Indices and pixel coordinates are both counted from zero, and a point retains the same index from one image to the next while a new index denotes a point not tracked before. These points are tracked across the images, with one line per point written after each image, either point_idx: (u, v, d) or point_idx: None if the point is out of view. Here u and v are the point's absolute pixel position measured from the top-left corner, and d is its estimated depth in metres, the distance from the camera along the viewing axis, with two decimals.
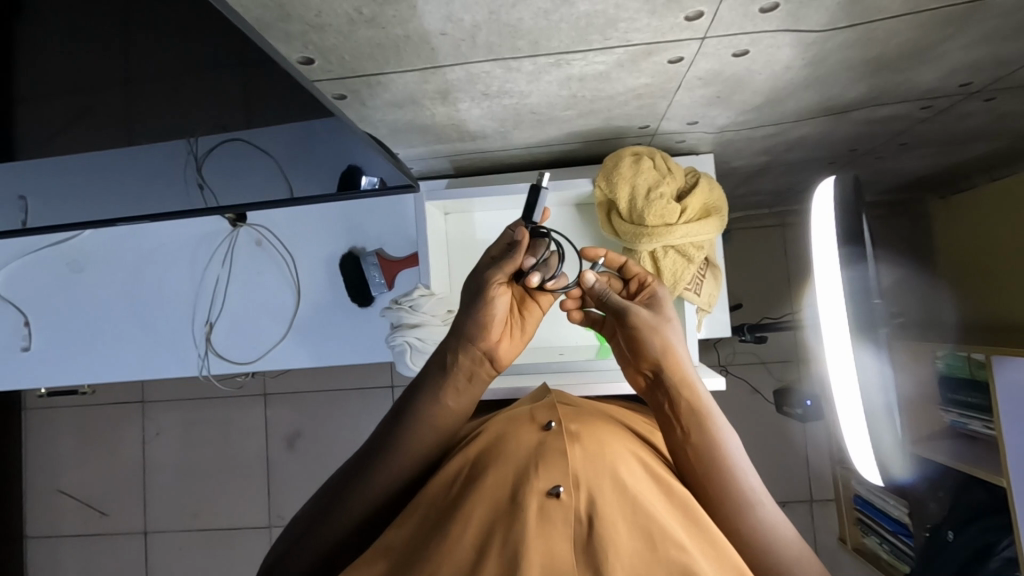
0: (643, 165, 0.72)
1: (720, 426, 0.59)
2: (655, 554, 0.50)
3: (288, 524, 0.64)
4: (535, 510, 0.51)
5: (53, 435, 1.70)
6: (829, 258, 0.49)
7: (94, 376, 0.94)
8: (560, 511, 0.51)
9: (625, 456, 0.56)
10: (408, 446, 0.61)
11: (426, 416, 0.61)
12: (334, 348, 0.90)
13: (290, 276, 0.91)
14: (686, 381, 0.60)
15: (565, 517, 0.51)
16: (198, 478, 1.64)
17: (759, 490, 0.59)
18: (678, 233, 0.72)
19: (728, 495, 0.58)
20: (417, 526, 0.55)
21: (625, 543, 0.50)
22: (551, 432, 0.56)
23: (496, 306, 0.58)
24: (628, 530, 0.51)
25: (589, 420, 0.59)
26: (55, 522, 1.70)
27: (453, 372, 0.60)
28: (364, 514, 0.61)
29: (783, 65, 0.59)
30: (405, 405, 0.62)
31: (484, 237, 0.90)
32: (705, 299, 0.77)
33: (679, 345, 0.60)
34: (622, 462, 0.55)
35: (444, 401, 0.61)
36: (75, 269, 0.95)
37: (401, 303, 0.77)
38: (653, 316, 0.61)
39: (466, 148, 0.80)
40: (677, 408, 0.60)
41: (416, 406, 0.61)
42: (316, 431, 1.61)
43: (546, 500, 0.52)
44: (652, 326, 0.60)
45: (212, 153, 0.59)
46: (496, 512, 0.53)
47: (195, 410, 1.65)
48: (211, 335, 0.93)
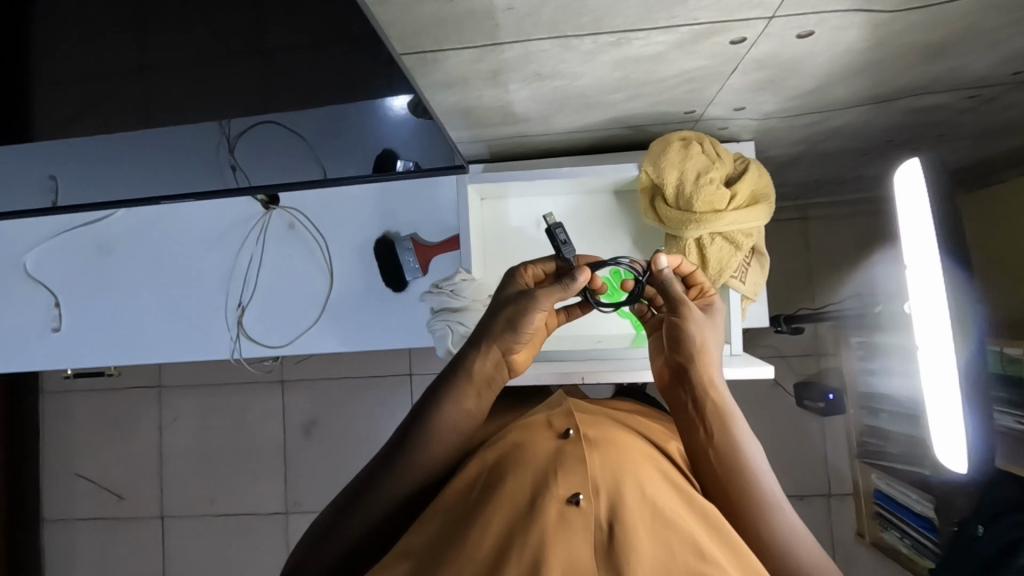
0: (691, 150, 0.69)
1: (745, 431, 0.61)
2: (677, 561, 0.49)
3: (308, 530, 0.65)
4: (555, 517, 0.51)
5: (69, 418, 1.70)
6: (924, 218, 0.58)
7: (125, 356, 0.93)
8: (580, 517, 0.51)
9: (642, 463, 0.56)
10: (426, 449, 0.64)
11: (440, 417, 0.64)
12: (367, 335, 0.89)
13: (323, 261, 0.90)
14: (707, 379, 0.63)
15: (585, 523, 0.51)
16: (215, 462, 1.65)
17: (776, 494, 0.59)
18: (725, 220, 0.68)
19: (746, 497, 0.58)
20: (435, 529, 0.55)
21: (646, 549, 0.49)
22: (569, 440, 0.58)
23: (531, 320, 0.62)
24: (649, 535, 0.50)
25: (605, 429, 0.60)
26: (71, 506, 1.70)
27: (467, 376, 0.64)
28: (382, 512, 0.63)
29: (844, 48, 0.58)
30: (427, 410, 0.64)
31: (518, 223, 0.88)
32: (751, 287, 0.73)
33: (712, 346, 0.64)
34: (641, 469, 0.55)
35: (456, 406, 0.64)
36: (108, 250, 0.94)
37: (442, 287, 0.74)
38: (702, 316, 0.64)
39: (506, 132, 0.78)
40: (704, 412, 0.63)
41: (434, 409, 0.64)
42: (332, 418, 1.62)
43: (565, 507, 0.52)
44: (696, 323, 0.63)
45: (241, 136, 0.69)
46: (515, 517, 0.52)
47: (212, 395, 1.66)
48: (242, 318, 0.91)
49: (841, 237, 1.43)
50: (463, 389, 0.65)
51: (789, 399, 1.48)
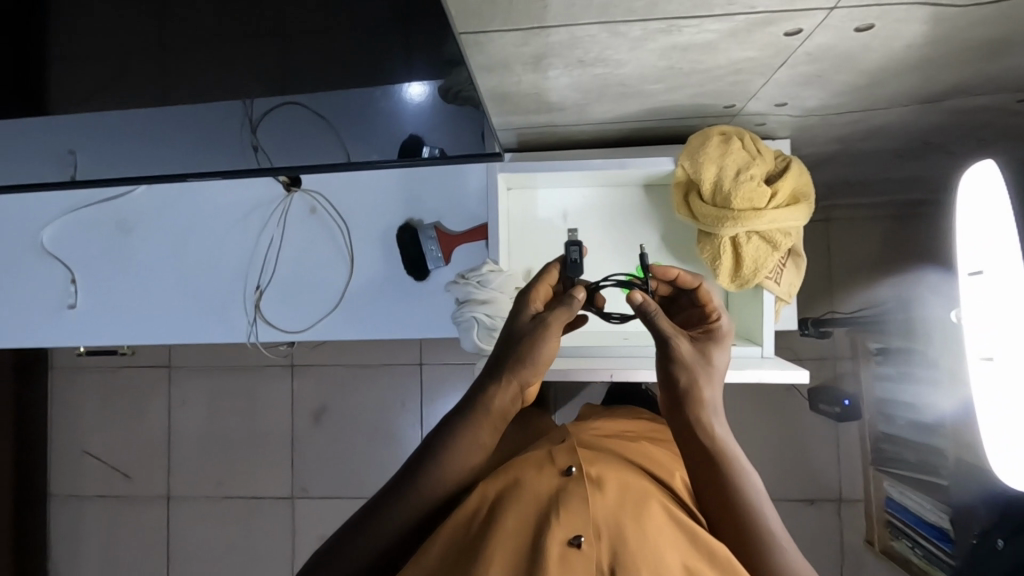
0: (732, 145, 0.67)
1: (747, 470, 0.61)
2: None
3: (312, 555, 0.65)
4: (557, 556, 0.58)
5: (78, 395, 1.70)
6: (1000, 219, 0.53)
7: (141, 337, 0.92)
8: (580, 560, 0.59)
9: (638, 505, 0.64)
10: (430, 480, 0.62)
11: (447, 451, 0.62)
12: (387, 323, 0.88)
13: (344, 246, 0.89)
14: (705, 422, 0.61)
15: (585, 565, 0.59)
16: (224, 444, 1.65)
17: (780, 530, 0.60)
18: (765, 219, 0.66)
19: (750, 533, 0.60)
20: (445, 558, 0.61)
21: None
22: (571, 481, 0.66)
23: (544, 349, 0.58)
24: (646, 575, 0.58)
25: (601, 470, 0.69)
26: (78, 483, 1.70)
27: (479, 408, 0.61)
28: (385, 542, 0.63)
29: (902, 44, 0.56)
30: (433, 441, 0.63)
31: (545, 215, 0.86)
32: (785, 289, 0.71)
33: (711, 389, 0.61)
34: (637, 511, 0.63)
35: (463, 439, 0.62)
36: (126, 229, 0.93)
37: (468, 277, 0.71)
38: (697, 354, 0.60)
39: (540, 121, 0.77)
40: (705, 453, 0.61)
41: (442, 440, 0.62)
42: (343, 405, 1.62)
43: (567, 548, 0.59)
44: (693, 360, 0.60)
45: (265, 119, 0.68)
46: (519, 551, 0.60)
47: (223, 377, 1.65)
48: (260, 301, 0.90)
49: (864, 241, 1.41)
50: (477, 423, 0.61)
51: (802, 402, 1.47)
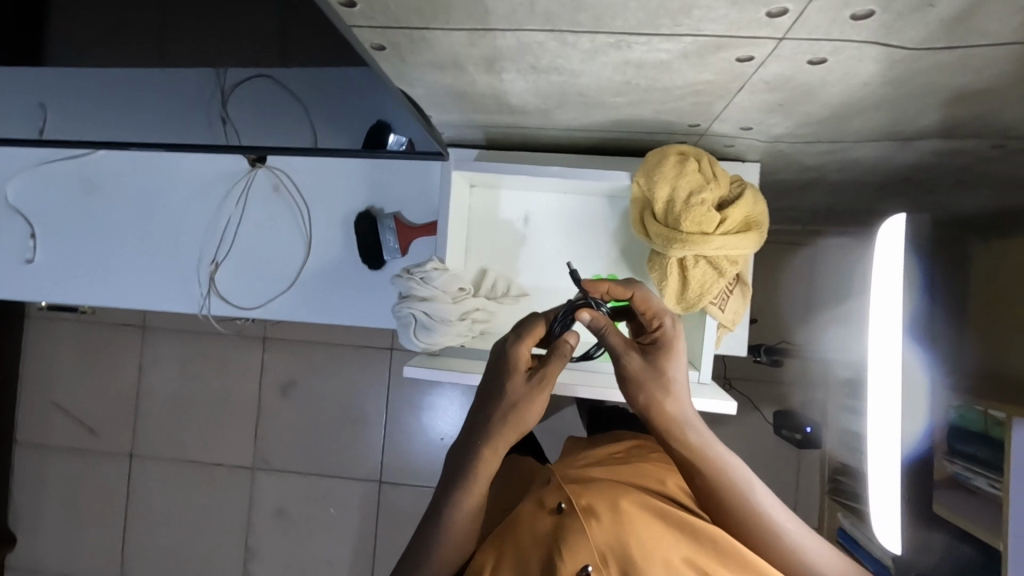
0: (687, 166, 0.65)
1: (737, 465, 0.66)
2: None
3: None
4: None
5: (52, 347, 1.71)
6: (892, 276, 0.55)
7: (95, 298, 0.92)
8: None
9: (638, 519, 0.67)
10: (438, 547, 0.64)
11: (450, 517, 0.63)
12: (340, 309, 0.87)
13: (303, 227, 0.88)
14: (673, 431, 0.64)
15: None
16: (190, 410, 1.66)
17: (774, 506, 0.67)
18: (712, 245, 0.64)
19: (754, 520, 0.65)
20: None
21: None
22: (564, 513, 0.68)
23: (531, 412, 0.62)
24: None
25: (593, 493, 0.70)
26: (43, 433, 1.71)
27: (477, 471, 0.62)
28: None
29: (859, 80, 0.54)
30: (434, 508, 0.64)
31: (508, 216, 0.85)
32: (729, 316, 0.70)
33: (672, 400, 0.63)
34: (639, 526, 0.66)
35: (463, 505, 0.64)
36: (89, 189, 0.92)
37: (412, 273, 0.70)
38: (649, 365, 0.63)
39: (503, 120, 0.75)
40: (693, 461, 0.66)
41: (441, 507, 0.64)
42: (310, 382, 1.63)
43: None
44: (644, 372, 0.62)
45: (236, 89, 0.66)
46: None
47: (194, 343, 1.66)
48: (215, 275, 0.89)
49: (846, 270, 1.39)
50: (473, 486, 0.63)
51: (766, 426, 1.46)
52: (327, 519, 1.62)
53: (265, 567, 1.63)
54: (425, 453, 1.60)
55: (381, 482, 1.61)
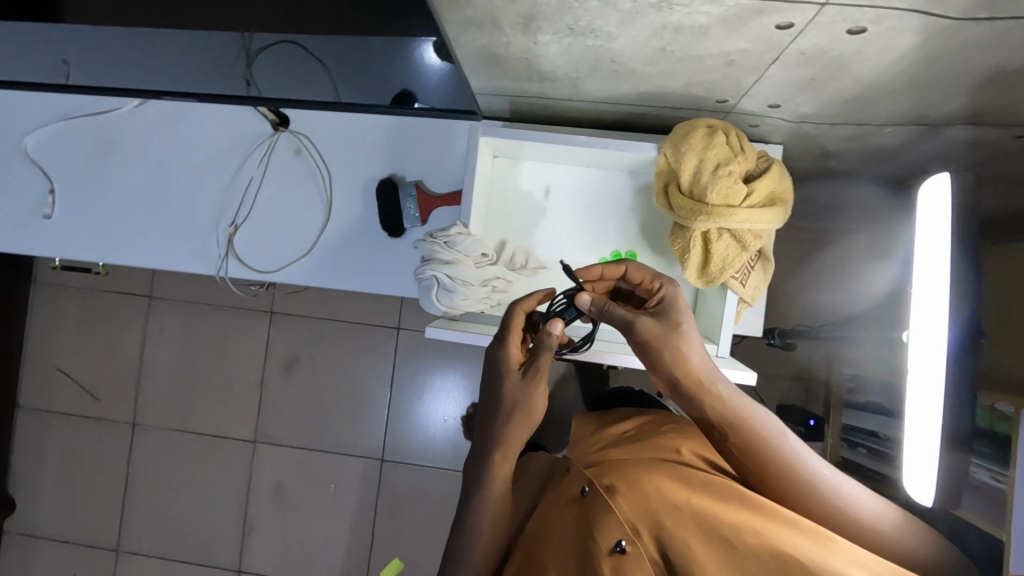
0: (716, 139, 0.65)
1: (755, 412, 0.67)
2: (728, 551, 0.62)
3: None
4: (611, 568, 0.67)
5: (58, 312, 1.71)
6: (931, 232, 0.52)
7: (113, 256, 0.91)
8: (631, 559, 0.67)
9: (661, 484, 0.71)
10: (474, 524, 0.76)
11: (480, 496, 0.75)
12: (358, 276, 0.88)
13: (323, 192, 0.88)
14: (693, 388, 0.67)
15: (638, 561, 0.66)
16: (193, 381, 1.66)
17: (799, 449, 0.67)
18: (738, 218, 0.65)
19: (781, 465, 0.66)
20: None
21: (699, 554, 0.63)
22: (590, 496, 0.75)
23: (535, 402, 0.70)
24: (694, 539, 0.65)
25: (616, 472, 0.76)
26: (45, 398, 1.71)
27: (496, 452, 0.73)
28: None
29: (895, 55, 0.54)
30: (467, 493, 0.76)
31: (528, 188, 0.84)
32: (750, 291, 0.71)
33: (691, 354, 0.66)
34: (662, 488, 0.70)
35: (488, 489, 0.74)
36: (111, 145, 0.92)
37: (436, 238, 0.70)
38: (657, 328, 0.67)
39: (531, 90, 0.75)
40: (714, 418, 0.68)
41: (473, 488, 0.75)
42: (314, 357, 1.63)
43: (618, 556, 0.67)
44: (660, 335, 0.67)
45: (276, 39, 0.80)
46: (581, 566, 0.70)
47: (200, 314, 1.66)
48: (234, 237, 0.89)
49: None
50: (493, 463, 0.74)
51: None
52: (326, 496, 1.62)
53: (262, 542, 1.63)
54: (427, 433, 1.60)
55: (382, 460, 1.61)
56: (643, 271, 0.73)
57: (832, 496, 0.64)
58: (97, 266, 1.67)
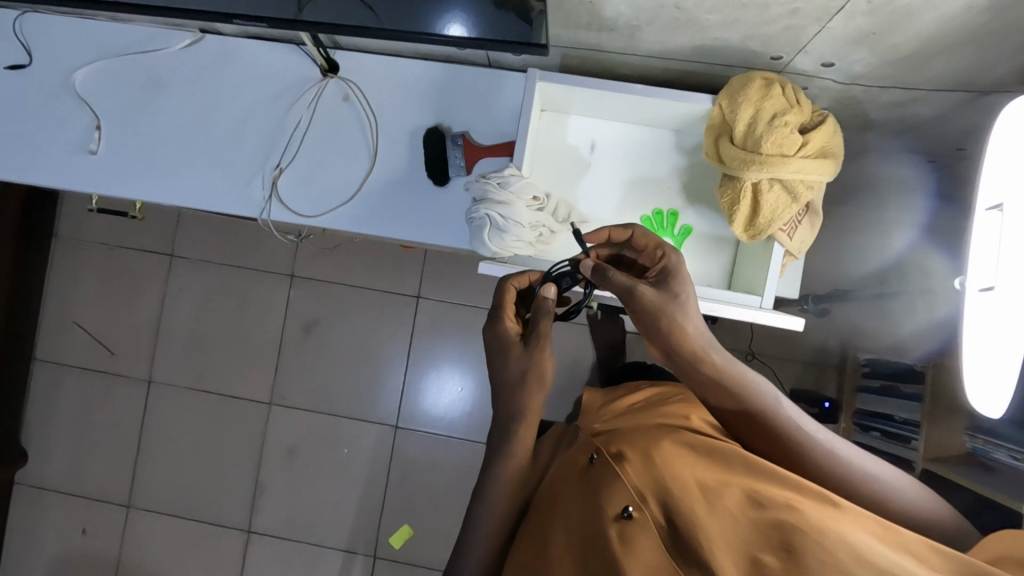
0: (773, 90, 0.67)
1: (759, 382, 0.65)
2: (739, 519, 0.55)
3: None
4: (615, 535, 0.59)
5: (78, 267, 1.71)
6: None
7: (155, 194, 0.92)
8: (637, 527, 0.59)
9: (670, 456, 0.65)
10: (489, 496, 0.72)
11: (498, 468, 0.72)
12: (401, 224, 0.88)
13: (369, 139, 0.89)
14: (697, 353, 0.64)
15: (643, 529, 0.59)
16: (211, 340, 1.66)
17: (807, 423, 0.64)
18: (791, 167, 0.66)
19: (789, 433, 0.62)
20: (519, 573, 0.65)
21: (708, 522, 0.56)
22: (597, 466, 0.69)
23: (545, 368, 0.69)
24: (703, 509, 0.57)
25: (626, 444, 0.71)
26: (62, 352, 1.71)
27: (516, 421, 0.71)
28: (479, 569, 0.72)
29: (960, 5, 0.55)
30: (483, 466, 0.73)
31: (574, 142, 0.86)
32: (796, 244, 0.72)
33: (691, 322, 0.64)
34: (672, 460, 0.65)
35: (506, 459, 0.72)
36: (159, 84, 0.92)
37: (489, 178, 0.72)
38: (659, 295, 0.65)
39: (586, 40, 0.76)
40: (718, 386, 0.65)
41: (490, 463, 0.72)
42: (333, 322, 1.64)
43: (622, 524, 0.60)
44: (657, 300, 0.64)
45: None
46: (581, 538, 0.62)
47: (221, 275, 1.67)
48: (278, 180, 0.89)
49: None
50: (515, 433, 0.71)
51: None
52: (339, 461, 1.63)
53: (272, 503, 1.64)
54: (442, 402, 1.61)
55: (395, 428, 1.62)
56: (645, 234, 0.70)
57: (830, 458, 0.61)
58: (133, 209, 1.69)
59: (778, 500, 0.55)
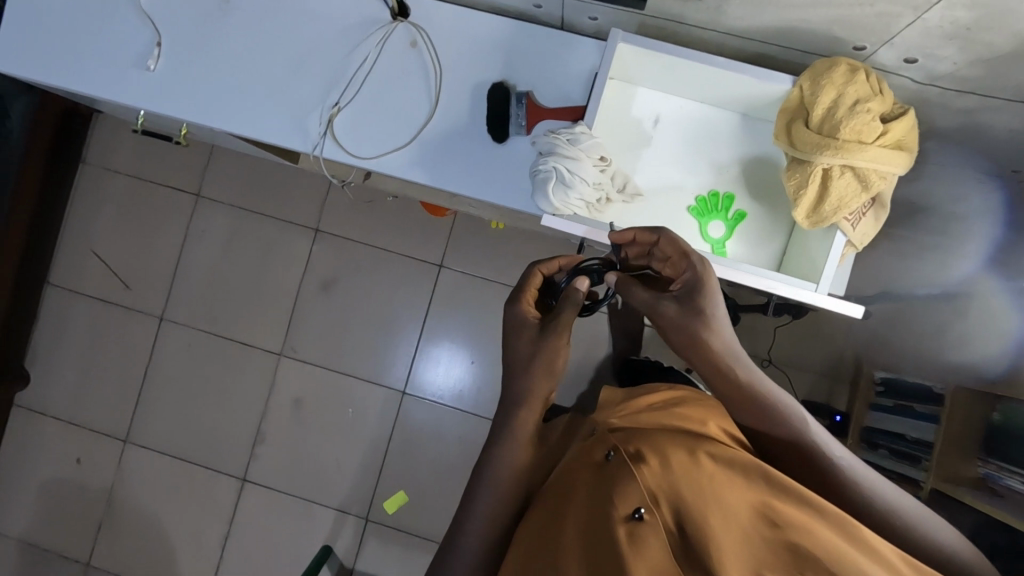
0: (858, 76, 0.66)
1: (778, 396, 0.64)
2: (757, 536, 0.50)
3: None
4: (625, 535, 0.54)
5: (102, 195, 1.70)
6: None
7: (209, 118, 0.91)
8: (647, 531, 0.54)
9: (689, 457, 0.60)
10: (493, 480, 0.69)
11: (504, 455, 0.70)
12: (455, 176, 0.87)
13: (432, 87, 0.88)
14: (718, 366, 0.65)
15: (653, 535, 0.54)
16: (228, 284, 1.65)
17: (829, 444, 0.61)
18: (867, 155, 0.66)
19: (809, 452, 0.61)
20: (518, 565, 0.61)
21: (723, 536, 0.51)
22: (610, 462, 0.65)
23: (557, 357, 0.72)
24: (718, 518, 0.53)
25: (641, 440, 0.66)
26: (76, 278, 1.70)
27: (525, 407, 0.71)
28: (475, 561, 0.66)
29: None
30: (487, 453, 0.71)
31: (639, 115, 0.85)
32: (857, 236, 0.72)
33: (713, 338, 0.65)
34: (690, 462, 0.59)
35: (514, 447, 0.70)
36: (226, 8, 0.91)
37: (559, 134, 0.72)
38: (681, 310, 0.66)
39: (668, 9, 0.75)
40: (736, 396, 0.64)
41: (496, 449, 0.70)
42: (353, 279, 1.63)
43: (632, 525, 0.55)
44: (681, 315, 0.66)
45: None
46: (586, 536, 0.58)
47: (245, 219, 1.65)
48: (335, 118, 0.89)
49: None
50: (523, 420, 0.71)
51: None
52: (342, 419, 1.62)
53: (271, 454, 1.63)
54: (452, 373, 1.60)
55: (402, 393, 1.61)
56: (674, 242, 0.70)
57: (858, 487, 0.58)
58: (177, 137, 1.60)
59: (800, 519, 0.50)
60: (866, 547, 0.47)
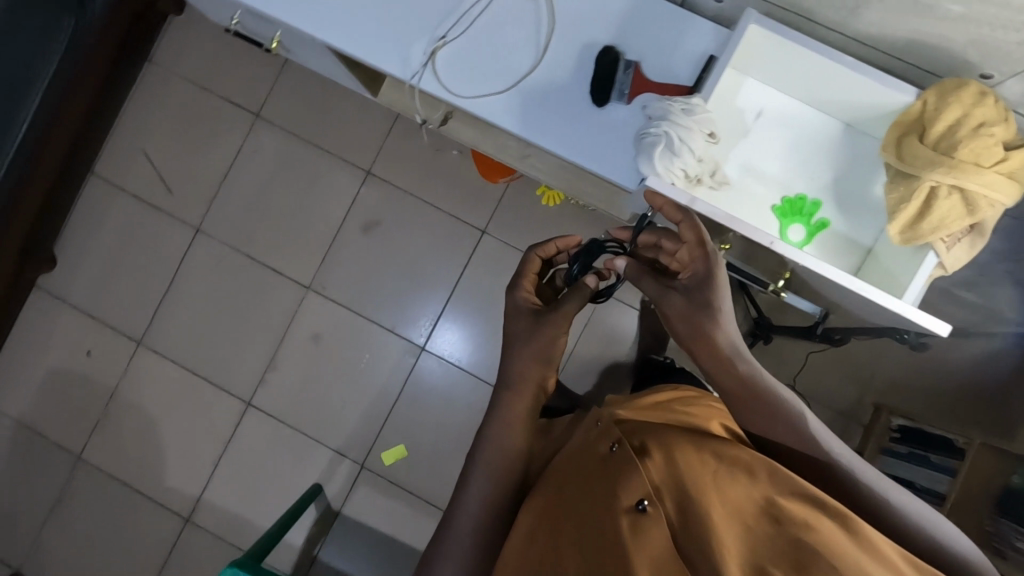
0: (987, 100, 0.67)
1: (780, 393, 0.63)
2: (756, 534, 0.52)
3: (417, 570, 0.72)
4: (627, 525, 0.54)
5: (162, 96, 1.69)
6: None
7: (311, 27, 0.90)
8: (651, 522, 0.54)
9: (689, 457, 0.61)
10: (487, 453, 0.75)
11: (498, 434, 0.76)
12: (547, 130, 0.87)
13: (541, 39, 0.88)
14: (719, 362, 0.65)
15: (656, 526, 0.54)
16: (271, 208, 1.65)
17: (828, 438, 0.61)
18: (983, 178, 0.66)
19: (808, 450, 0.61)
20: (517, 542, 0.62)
21: (725, 535, 0.51)
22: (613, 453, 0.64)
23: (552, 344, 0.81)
24: (719, 514, 0.54)
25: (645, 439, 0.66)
26: (121, 174, 1.70)
27: (513, 389, 0.79)
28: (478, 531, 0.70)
29: None
30: (481, 434, 0.77)
31: (743, 105, 0.85)
32: (950, 260, 0.72)
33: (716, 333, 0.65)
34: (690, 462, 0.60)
35: (503, 427, 0.77)
36: None
37: (675, 101, 0.75)
38: (687, 302, 0.67)
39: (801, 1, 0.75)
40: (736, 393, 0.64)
41: (491, 429, 0.77)
42: (395, 227, 1.62)
43: (635, 516, 0.55)
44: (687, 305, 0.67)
45: None
46: (585, 520, 0.58)
47: (299, 147, 1.65)
48: (438, 51, 0.88)
49: None
50: (513, 400, 0.79)
51: None
52: (358, 363, 1.62)
53: (281, 384, 1.63)
54: (475, 340, 1.60)
55: (421, 349, 1.61)
56: (698, 229, 0.69)
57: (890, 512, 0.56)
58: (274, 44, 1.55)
59: (797, 516, 0.52)
60: (869, 547, 0.48)
